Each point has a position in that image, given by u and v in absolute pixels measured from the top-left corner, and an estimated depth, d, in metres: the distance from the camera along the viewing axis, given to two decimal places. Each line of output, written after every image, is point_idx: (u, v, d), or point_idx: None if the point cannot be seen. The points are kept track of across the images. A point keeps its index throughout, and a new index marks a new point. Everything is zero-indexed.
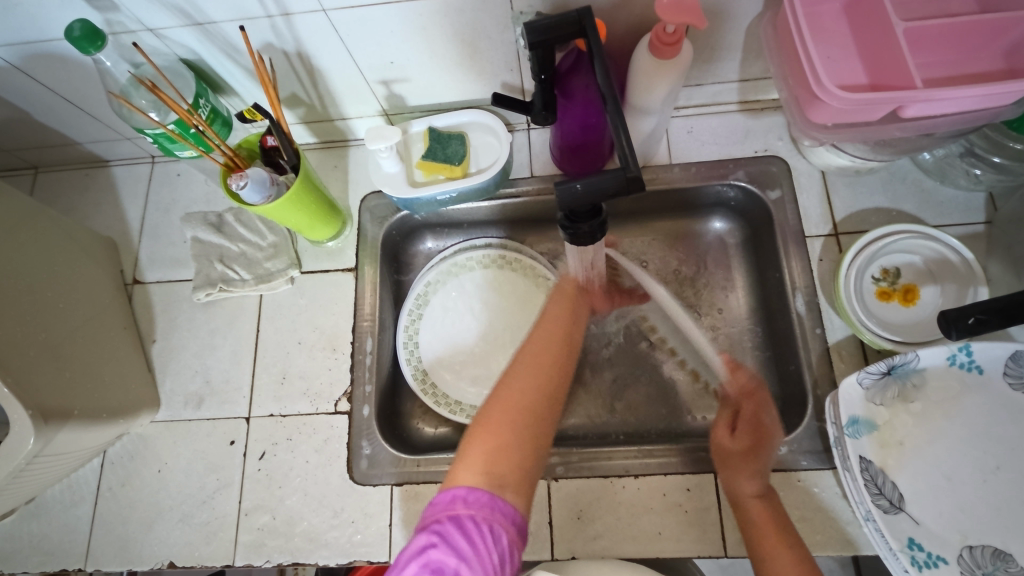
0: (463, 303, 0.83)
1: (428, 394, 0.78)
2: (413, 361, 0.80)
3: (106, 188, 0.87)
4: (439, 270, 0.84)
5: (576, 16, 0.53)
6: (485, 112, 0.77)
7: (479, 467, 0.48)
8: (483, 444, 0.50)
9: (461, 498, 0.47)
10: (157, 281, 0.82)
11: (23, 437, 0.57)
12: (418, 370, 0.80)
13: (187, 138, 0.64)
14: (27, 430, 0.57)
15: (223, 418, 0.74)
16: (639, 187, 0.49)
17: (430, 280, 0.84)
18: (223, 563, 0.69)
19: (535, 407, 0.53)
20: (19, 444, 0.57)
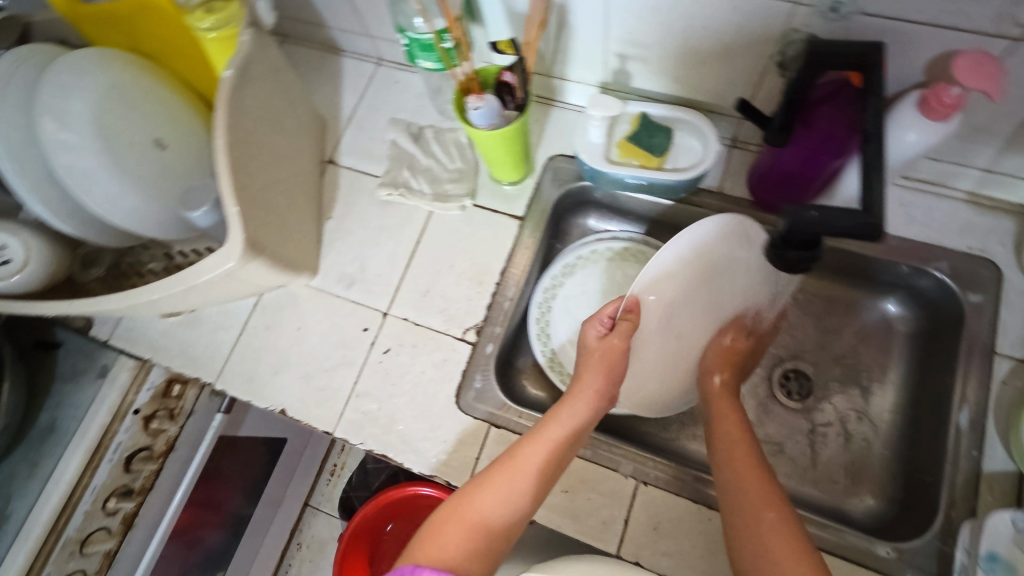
0: (604, 288, 0.84)
1: (545, 357, 0.80)
2: (542, 322, 0.82)
3: (333, 73, 0.96)
4: (595, 249, 0.85)
5: (862, 49, 0.52)
6: (702, 116, 0.76)
7: (454, 541, 0.52)
8: (465, 515, 0.54)
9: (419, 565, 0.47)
10: (349, 167, 0.89)
11: (226, 257, 0.65)
12: (543, 332, 0.82)
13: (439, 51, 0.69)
14: (232, 252, 0.64)
15: (364, 305, 0.81)
16: (873, 236, 0.48)
17: (585, 255, 0.85)
18: (325, 428, 0.75)
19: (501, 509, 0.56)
20: (222, 261, 0.65)
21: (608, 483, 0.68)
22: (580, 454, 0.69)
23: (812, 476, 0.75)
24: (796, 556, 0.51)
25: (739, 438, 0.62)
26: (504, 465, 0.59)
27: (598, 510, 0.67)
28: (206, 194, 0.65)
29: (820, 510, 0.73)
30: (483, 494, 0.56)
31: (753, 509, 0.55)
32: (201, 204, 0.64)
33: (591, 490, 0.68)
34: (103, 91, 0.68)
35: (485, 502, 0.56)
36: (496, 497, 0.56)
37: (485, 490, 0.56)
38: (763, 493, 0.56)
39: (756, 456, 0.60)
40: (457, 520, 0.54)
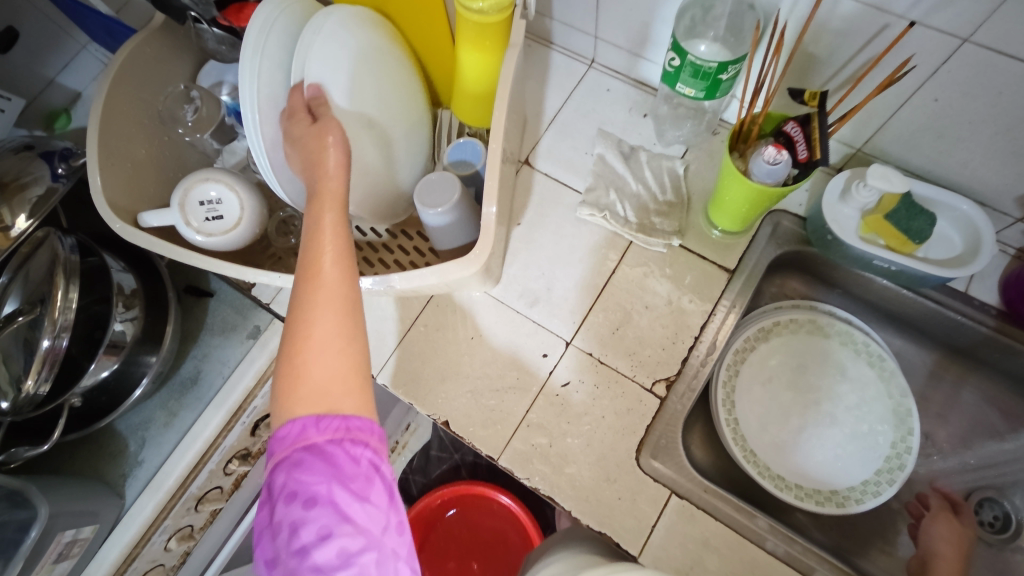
0: (797, 360, 0.79)
1: (729, 427, 0.74)
2: (728, 386, 0.76)
3: (539, 65, 0.89)
4: (794, 318, 0.79)
5: None
6: (986, 218, 0.65)
7: (314, 395, 0.45)
8: (320, 366, 0.46)
9: (310, 427, 0.43)
10: (545, 174, 0.83)
11: (467, 266, 0.59)
12: (728, 397, 0.75)
13: (705, 78, 0.63)
14: (473, 264, 0.59)
15: (546, 328, 0.75)
16: None
17: (783, 321, 0.79)
18: (490, 453, 0.71)
19: (331, 346, 0.46)
20: (460, 269, 0.60)
21: None
22: (772, 549, 0.64)
23: None
24: None
25: None
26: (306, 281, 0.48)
27: None
28: (453, 195, 0.60)
29: None
30: (303, 353, 0.46)
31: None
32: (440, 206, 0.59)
33: None
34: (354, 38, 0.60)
35: (310, 351, 0.46)
36: (315, 351, 0.46)
37: (320, 322, 0.47)
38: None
39: None
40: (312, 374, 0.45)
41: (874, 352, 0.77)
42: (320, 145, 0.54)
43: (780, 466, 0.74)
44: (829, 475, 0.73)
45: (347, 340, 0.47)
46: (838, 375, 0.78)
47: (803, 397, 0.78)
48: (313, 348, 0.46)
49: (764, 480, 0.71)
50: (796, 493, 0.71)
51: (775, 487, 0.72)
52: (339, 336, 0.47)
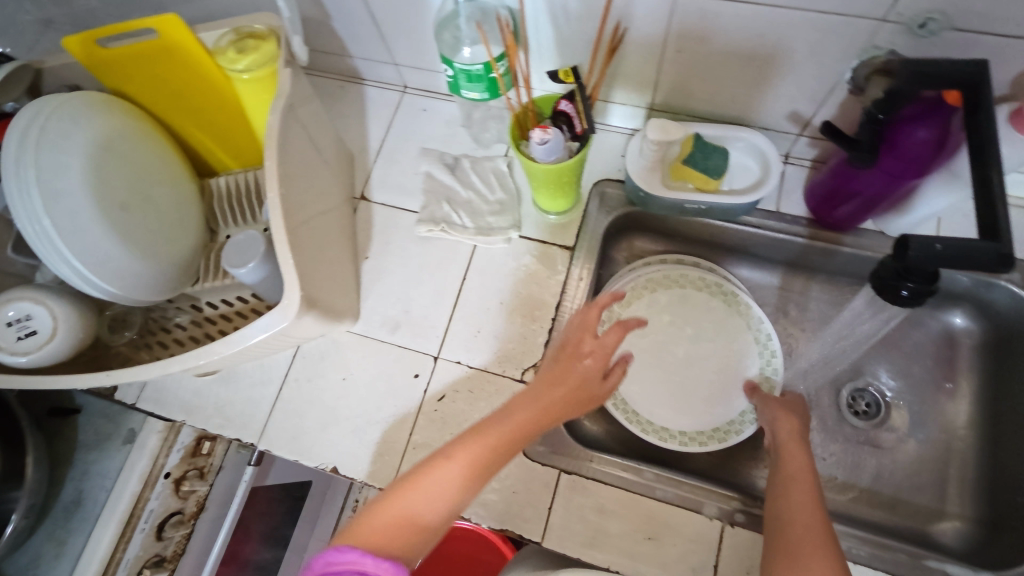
0: (656, 314, 0.82)
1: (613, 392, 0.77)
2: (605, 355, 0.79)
3: (355, 103, 0.91)
4: (652, 277, 0.82)
5: (974, 68, 0.48)
6: (760, 135, 0.73)
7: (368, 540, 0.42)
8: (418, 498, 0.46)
9: (371, 554, 0.39)
10: (382, 203, 0.84)
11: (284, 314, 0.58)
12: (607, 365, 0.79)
13: (480, 81, 0.67)
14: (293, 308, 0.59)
15: (412, 349, 0.76)
16: (1004, 271, 0.43)
17: (646, 281, 0.82)
18: (382, 486, 0.71)
19: (423, 516, 0.45)
20: (278, 319, 0.59)
21: (694, 526, 0.65)
22: (660, 498, 0.66)
23: (893, 501, 0.72)
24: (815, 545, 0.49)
25: (802, 482, 0.57)
26: (471, 433, 0.51)
27: (686, 556, 0.64)
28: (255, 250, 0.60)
29: (903, 536, 0.70)
30: (422, 483, 0.47)
31: (805, 535, 0.50)
32: (246, 263, 0.59)
33: (677, 536, 0.65)
34: (88, 143, 0.64)
35: (424, 490, 0.46)
36: (437, 492, 0.46)
37: (434, 467, 0.48)
38: (809, 518, 0.52)
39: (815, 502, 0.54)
40: (417, 491, 0.46)
41: (726, 290, 0.81)
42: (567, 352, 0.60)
43: (667, 420, 0.76)
44: (707, 416, 0.76)
45: (462, 488, 0.48)
46: (696, 317, 0.81)
47: (672, 347, 0.81)
48: (407, 499, 0.46)
49: (649, 436, 0.74)
50: (681, 441, 0.75)
51: (661, 439, 0.75)
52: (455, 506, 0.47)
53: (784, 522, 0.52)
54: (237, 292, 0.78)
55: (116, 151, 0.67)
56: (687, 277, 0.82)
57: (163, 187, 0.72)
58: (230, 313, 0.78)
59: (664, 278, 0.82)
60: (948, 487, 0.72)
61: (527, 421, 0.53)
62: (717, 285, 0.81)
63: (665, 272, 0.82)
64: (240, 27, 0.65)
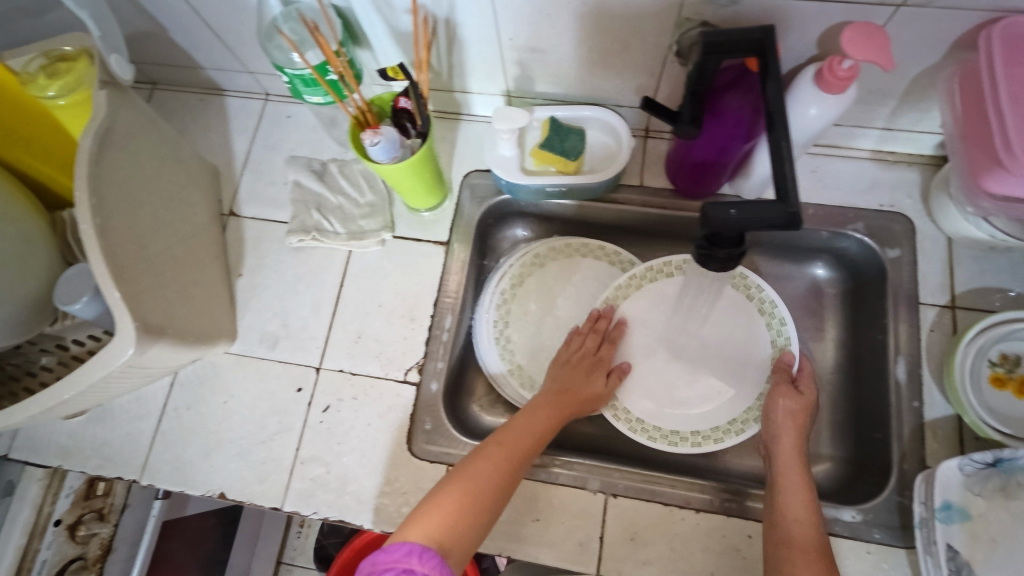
0: (552, 289, 0.82)
1: (513, 375, 0.78)
2: (502, 341, 0.79)
3: (216, 116, 0.87)
4: (633, 274, 0.78)
5: (760, 33, 0.50)
6: (610, 112, 0.75)
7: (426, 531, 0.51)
8: (451, 494, 0.55)
9: (415, 554, 0.47)
10: (252, 217, 0.82)
11: (123, 347, 0.56)
12: (505, 350, 0.79)
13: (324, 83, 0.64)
14: (129, 340, 0.56)
15: (293, 363, 0.75)
16: (795, 225, 0.46)
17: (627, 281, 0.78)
18: (272, 505, 0.70)
19: (470, 509, 0.55)
20: (119, 353, 0.56)
21: (579, 502, 0.66)
22: (545, 479, 0.67)
23: None
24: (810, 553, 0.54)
25: (795, 476, 0.60)
26: (495, 436, 0.62)
27: (572, 532, 0.65)
28: (87, 285, 0.58)
29: None
30: (464, 479, 0.57)
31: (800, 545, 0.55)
32: (81, 296, 0.58)
33: (563, 514, 0.66)
34: None
35: (472, 483, 0.56)
36: (473, 485, 0.56)
37: (477, 462, 0.58)
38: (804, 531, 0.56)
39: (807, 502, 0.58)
40: (449, 497, 0.55)
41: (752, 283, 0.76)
42: (592, 368, 0.72)
43: None
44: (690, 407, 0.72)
45: (499, 480, 0.58)
46: (591, 287, 0.83)
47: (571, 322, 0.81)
48: (449, 495, 0.55)
49: None
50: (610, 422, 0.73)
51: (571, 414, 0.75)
52: (499, 501, 0.57)
53: (782, 535, 0.56)
54: (88, 328, 0.76)
55: None
56: (580, 250, 0.84)
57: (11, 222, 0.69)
58: (95, 347, 0.75)
59: (557, 253, 0.83)
60: (822, 430, 0.75)
61: (540, 423, 0.64)
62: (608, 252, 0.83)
63: (557, 246, 0.84)
64: (50, 50, 0.63)
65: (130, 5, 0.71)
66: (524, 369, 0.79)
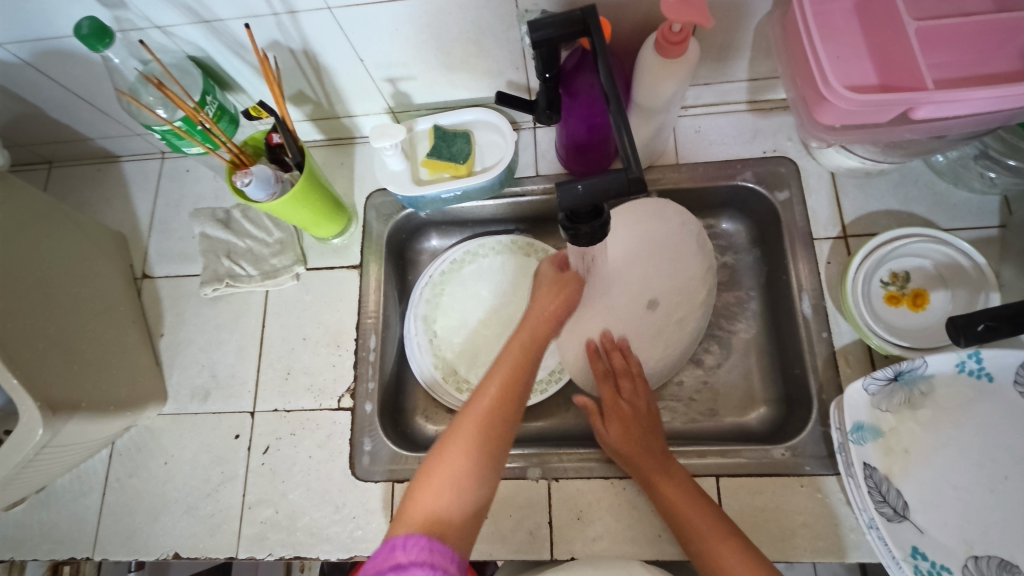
0: (477, 291, 0.84)
1: (450, 381, 0.79)
2: (434, 350, 0.80)
3: (116, 183, 0.88)
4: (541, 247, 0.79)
5: (580, 15, 0.53)
6: (490, 110, 0.76)
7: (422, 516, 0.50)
8: (434, 479, 0.53)
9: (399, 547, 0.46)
10: (166, 276, 0.82)
11: (31, 429, 0.58)
12: (438, 359, 0.80)
13: (193, 135, 0.64)
14: (35, 421, 0.58)
15: (228, 412, 0.75)
16: (640, 188, 0.48)
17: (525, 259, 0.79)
18: (227, 555, 0.70)
19: (461, 483, 0.53)
20: (28, 436, 0.58)
21: (522, 493, 0.67)
22: None
23: (710, 405, 0.77)
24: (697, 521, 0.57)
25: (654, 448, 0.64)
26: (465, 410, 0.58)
27: (522, 522, 0.67)
28: None
29: (724, 435, 0.75)
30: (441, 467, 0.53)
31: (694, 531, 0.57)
32: None
33: (511, 507, 0.67)
34: None
35: (453, 463, 0.53)
36: (448, 472, 0.53)
37: (461, 432, 0.55)
38: (697, 517, 0.58)
39: (676, 473, 0.62)
40: (425, 490, 0.52)
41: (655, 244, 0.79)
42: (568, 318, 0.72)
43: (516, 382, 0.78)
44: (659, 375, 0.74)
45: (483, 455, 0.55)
46: (518, 281, 0.84)
47: (500, 318, 0.82)
48: (433, 481, 0.53)
49: None
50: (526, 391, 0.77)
51: None
52: (491, 463, 0.55)
53: (682, 521, 0.58)
54: None
55: None
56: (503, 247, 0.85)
57: None
58: None
59: (478, 256, 0.85)
60: (753, 377, 0.77)
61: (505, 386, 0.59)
62: (527, 243, 0.84)
63: (475, 249, 0.85)
64: None
65: None
66: (459, 373, 0.80)
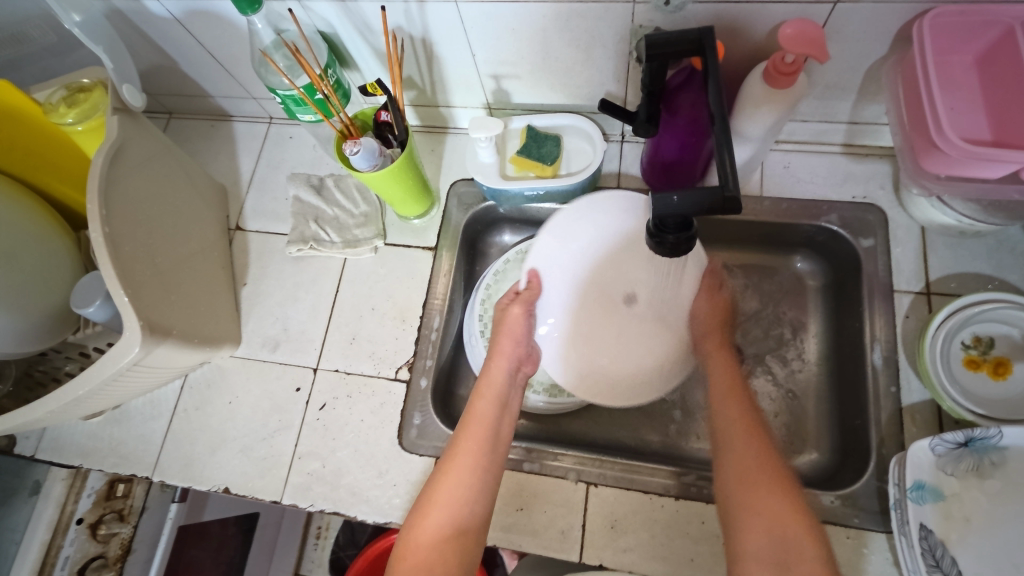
0: None
1: None
2: (486, 333, 0.80)
3: (226, 140, 0.94)
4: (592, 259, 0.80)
5: (696, 34, 0.54)
6: (583, 118, 0.79)
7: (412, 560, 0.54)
8: (427, 526, 0.56)
9: None
10: (256, 230, 0.88)
11: (130, 344, 0.63)
12: (491, 343, 0.79)
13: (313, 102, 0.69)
14: (135, 339, 0.63)
15: (293, 365, 0.80)
16: (733, 208, 0.49)
17: None
18: (271, 498, 0.74)
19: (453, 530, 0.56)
20: (126, 350, 0.63)
21: (561, 493, 0.68)
22: (527, 469, 0.69)
23: None
24: (766, 474, 0.56)
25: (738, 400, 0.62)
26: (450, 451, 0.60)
27: (555, 520, 0.67)
28: (97, 291, 0.69)
29: None
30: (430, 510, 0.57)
31: (751, 480, 0.56)
32: (93, 301, 0.68)
33: (546, 503, 0.68)
34: None
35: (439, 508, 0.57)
36: (440, 512, 0.56)
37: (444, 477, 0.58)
38: (761, 467, 0.56)
39: (751, 413, 0.61)
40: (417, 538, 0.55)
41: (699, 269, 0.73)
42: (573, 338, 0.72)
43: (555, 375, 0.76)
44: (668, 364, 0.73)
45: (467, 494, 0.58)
46: None
47: None
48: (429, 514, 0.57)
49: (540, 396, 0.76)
50: (550, 394, 0.76)
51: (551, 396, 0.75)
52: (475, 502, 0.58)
53: (740, 474, 0.57)
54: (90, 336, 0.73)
55: None
56: None
57: (39, 244, 0.75)
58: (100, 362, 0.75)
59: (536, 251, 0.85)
60: (809, 421, 0.76)
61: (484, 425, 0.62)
62: None
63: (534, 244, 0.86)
64: (70, 83, 0.71)
65: (142, 40, 0.79)
66: None
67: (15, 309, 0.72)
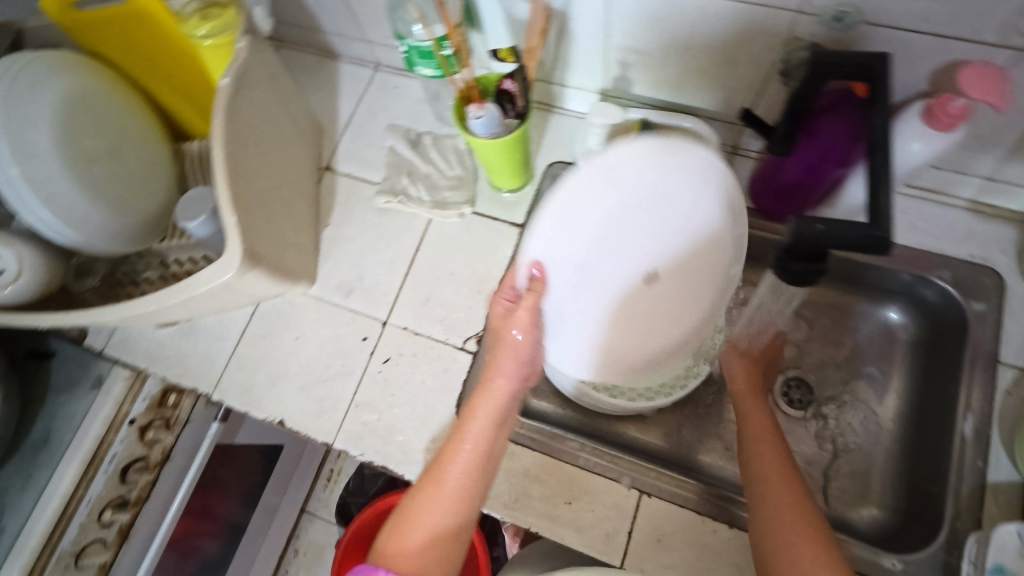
0: None
1: None
2: None
3: (329, 78, 0.94)
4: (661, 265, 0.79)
5: (864, 59, 0.51)
6: (702, 122, 0.76)
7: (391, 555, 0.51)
8: (417, 531, 0.53)
9: None
10: (346, 174, 0.88)
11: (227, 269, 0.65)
12: None
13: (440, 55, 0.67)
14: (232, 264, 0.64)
15: (363, 314, 0.80)
16: (882, 248, 0.46)
17: None
18: (323, 440, 0.74)
19: (439, 541, 0.53)
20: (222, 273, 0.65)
21: (612, 495, 0.67)
22: (582, 465, 0.69)
23: (816, 487, 0.74)
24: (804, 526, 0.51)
25: (773, 449, 0.58)
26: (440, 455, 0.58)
27: (601, 521, 0.67)
28: (201, 208, 0.70)
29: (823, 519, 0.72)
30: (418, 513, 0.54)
31: (786, 522, 0.52)
32: (198, 216, 0.69)
33: (595, 502, 0.67)
34: (59, 108, 0.69)
35: (428, 514, 0.54)
36: (425, 516, 0.53)
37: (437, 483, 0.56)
38: (798, 510, 0.53)
39: (788, 463, 0.57)
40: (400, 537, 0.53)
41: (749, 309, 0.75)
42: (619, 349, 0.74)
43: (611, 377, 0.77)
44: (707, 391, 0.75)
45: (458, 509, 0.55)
46: None
47: None
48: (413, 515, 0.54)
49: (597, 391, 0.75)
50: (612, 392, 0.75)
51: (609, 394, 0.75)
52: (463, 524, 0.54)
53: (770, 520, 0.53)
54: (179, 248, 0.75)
55: (83, 110, 0.71)
56: None
57: (136, 147, 0.78)
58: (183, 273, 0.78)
59: None
60: (873, 475, 0.73)
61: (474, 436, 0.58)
62: None
63: None
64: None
65: None
66: None
67: (115, 208, 0.74)
